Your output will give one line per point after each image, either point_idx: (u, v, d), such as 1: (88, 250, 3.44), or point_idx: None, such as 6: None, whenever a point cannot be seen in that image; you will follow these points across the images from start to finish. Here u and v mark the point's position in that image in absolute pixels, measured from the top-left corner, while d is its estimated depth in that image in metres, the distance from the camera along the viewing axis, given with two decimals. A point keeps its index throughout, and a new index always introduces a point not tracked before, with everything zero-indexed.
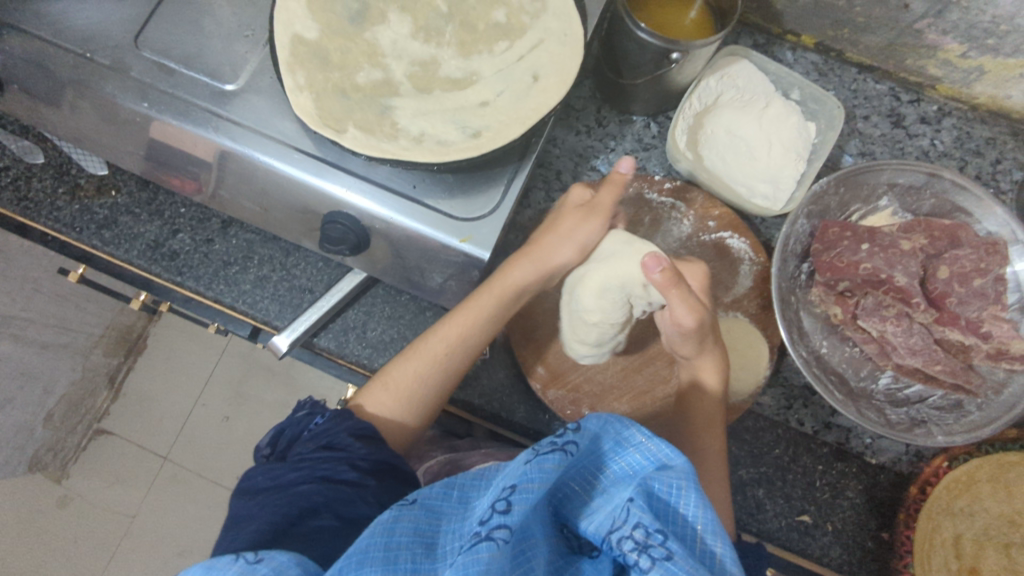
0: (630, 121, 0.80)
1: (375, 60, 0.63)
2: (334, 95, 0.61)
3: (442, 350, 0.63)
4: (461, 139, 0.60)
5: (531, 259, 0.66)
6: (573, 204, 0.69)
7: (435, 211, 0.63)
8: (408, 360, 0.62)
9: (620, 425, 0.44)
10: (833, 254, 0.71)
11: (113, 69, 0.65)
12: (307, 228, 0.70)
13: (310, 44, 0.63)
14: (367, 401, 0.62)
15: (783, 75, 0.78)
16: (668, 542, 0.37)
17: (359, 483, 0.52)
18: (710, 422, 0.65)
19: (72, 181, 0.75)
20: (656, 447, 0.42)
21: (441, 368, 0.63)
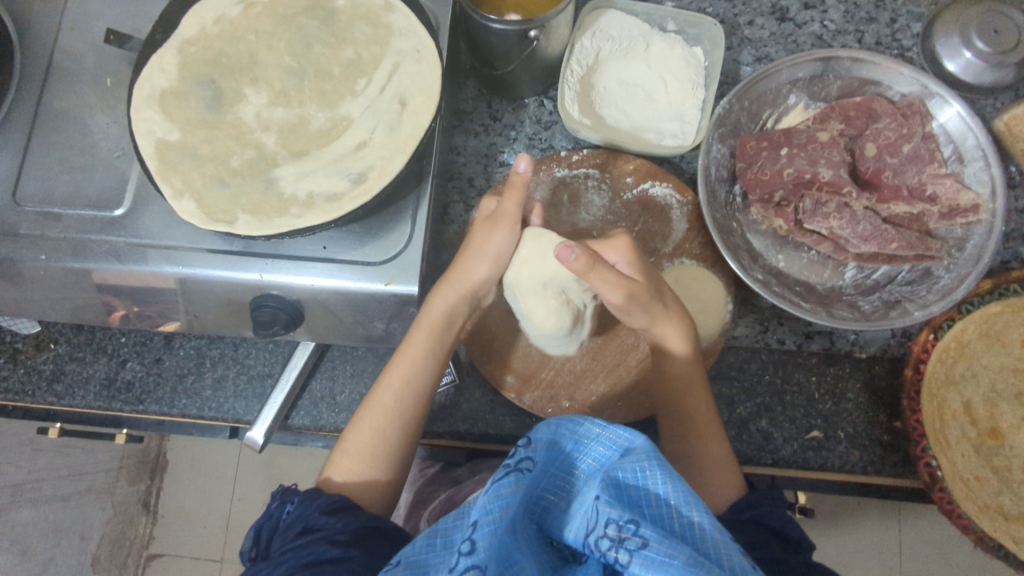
0: (522, 105, 0.78)
1: (244, 140, 0.62)
2: (216, 189, 0.60)
3: (391, 401, 0.62)
4: (349, 189, 0.59)
5: (452, 288, 0.64)
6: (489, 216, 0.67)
7: (351, 264, 0.62)
8: (361, 421, 0.61)
9: (573, 425, 0.47)
10: (756, 169, 0.69)
11: (2, 234, 0.64)
12: (242, 320, 0.69)
13: (175, 146, 0.62)
14: (335, 473, 0.60)
15: (653, 11, 0.76)
16: (640, 529, 0.39)
17: (345, 557, 0.50)
18: (693, 382, 0.63)
19: (8, 348, 0.74)
20: (615, 435, 0.45)
21: (399, 415, 0.61)
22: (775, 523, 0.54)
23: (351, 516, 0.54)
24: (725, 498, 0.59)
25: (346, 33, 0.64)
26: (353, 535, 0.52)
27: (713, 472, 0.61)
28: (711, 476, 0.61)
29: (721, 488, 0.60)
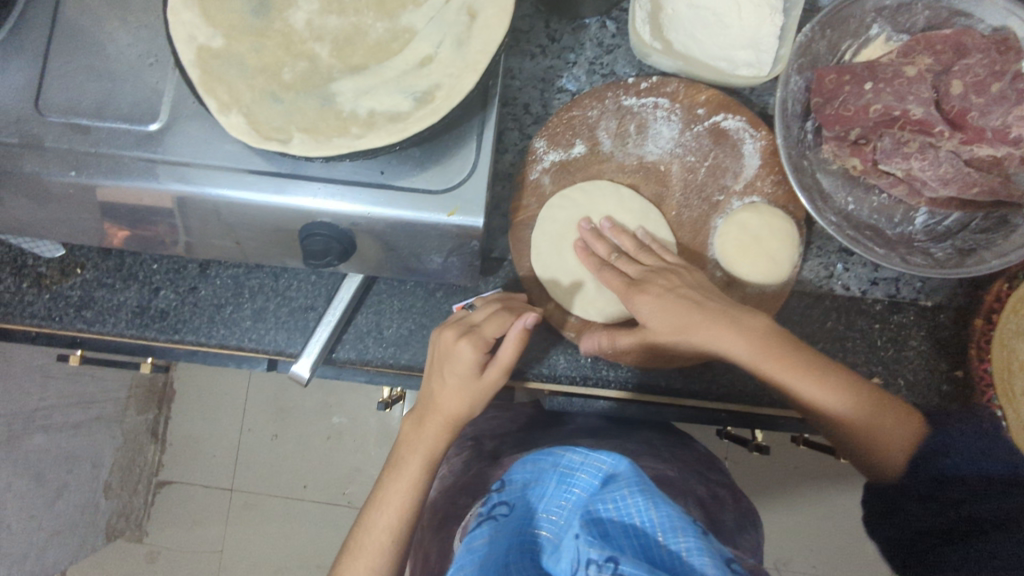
0: (583, 26, 0.72)
1: (294, 51, 0.57)
2: (268, 104, 0.55)
3: (388, 539, 0.59)
4: (415, 108, 0.55)
5: (436, 419, 0.62)
6: (474, 371, 0.61)
7: (411, 191, 0.58)
8: (355, 560, 0.59)
9: (557, 457, 0.52)
10: (837, 104, 0.65)
11: (25, 146, 0.59)
12: (288, 249, 0.65)
13: (219, 54, 0.56)
14: None
15: None
16: (620, 569, 0.38)
17: None
18: (772, 369, 0.58)
19: (32, 272, 0.70)
20: (598, 460, 0.49)
21: (394, 539, 0.59)
22: (961, 469, 0.55)
23: None
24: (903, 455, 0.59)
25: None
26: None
27: (885, 452, 0.59)
28: (877, 452, 0.59)
29: (909, 444, 0.59)
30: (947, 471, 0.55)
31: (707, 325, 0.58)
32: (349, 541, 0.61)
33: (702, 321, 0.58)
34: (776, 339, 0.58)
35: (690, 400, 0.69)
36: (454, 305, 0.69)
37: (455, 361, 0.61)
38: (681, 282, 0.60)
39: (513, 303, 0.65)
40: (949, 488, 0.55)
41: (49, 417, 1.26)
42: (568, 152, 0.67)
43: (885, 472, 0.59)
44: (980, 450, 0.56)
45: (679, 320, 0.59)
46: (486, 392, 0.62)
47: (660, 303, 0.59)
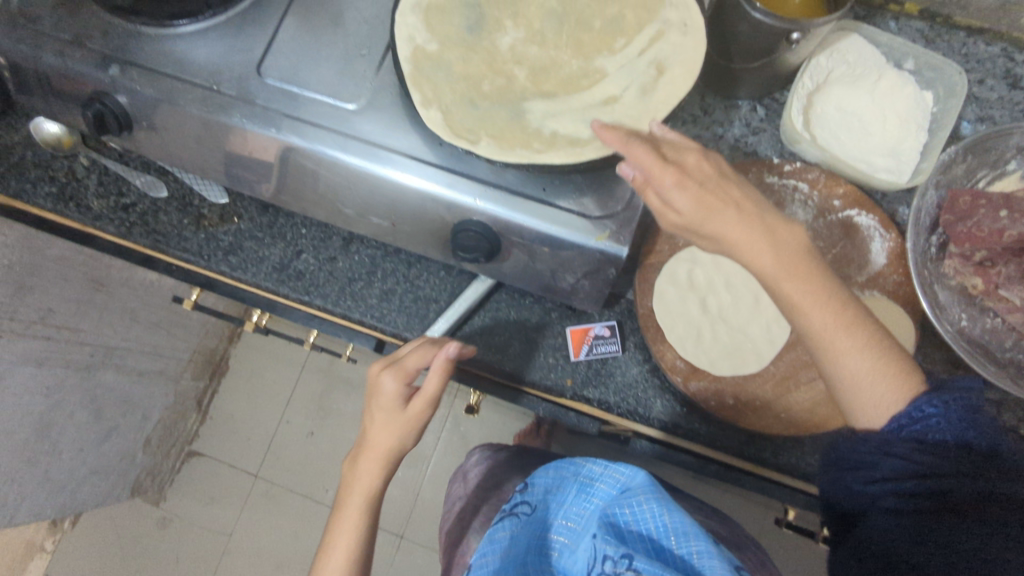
0: (735, 106, 0.79)
1: (496, 67, 0.64)
2: (465, 108, 0.62)
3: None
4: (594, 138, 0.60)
5: (373, 457, 0.69)
6: (398, 405, 0.67)
7: (566, 211, 0.63)
8: None
9: (572, 466, 0.66)
10: (970, 224, 0.68)
11: (239, 98, 0.67)
12: (435, 239, 0.70)
13: (431, 57, 0.63)
14: None
15: (897, 44, 0.76)
16: (632, 562, 0.48)
17: None
18: (792, 289, 0.56)
19: (195, 212, 0.78)
20: (616, 475, 0.59)
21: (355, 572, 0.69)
22: (941, 435, 0.52)
23: None
24: (901, 399, 0.55)
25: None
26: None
27: (865, 385, 0.56)
28: (860, 372, 0.56)
29: (901, 381, 0.55)
30: (927, 435, 0.53)
31: (736, 226, 0.55)
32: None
33: (733, 220, 0.56)
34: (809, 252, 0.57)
35: (774, 473, 0.69)
36: (570, 327, 0.73)
37: (382, 398, 0.68)
38: (721, 185, 0.56)
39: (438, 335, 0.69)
40: (932, 458, 0.52)
41: (123, 357, 1.31)
42: None
43: (869, 405, 0.56)
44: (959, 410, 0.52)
45: (712, 215, 0.55)
46: (415, 425, 0.68)
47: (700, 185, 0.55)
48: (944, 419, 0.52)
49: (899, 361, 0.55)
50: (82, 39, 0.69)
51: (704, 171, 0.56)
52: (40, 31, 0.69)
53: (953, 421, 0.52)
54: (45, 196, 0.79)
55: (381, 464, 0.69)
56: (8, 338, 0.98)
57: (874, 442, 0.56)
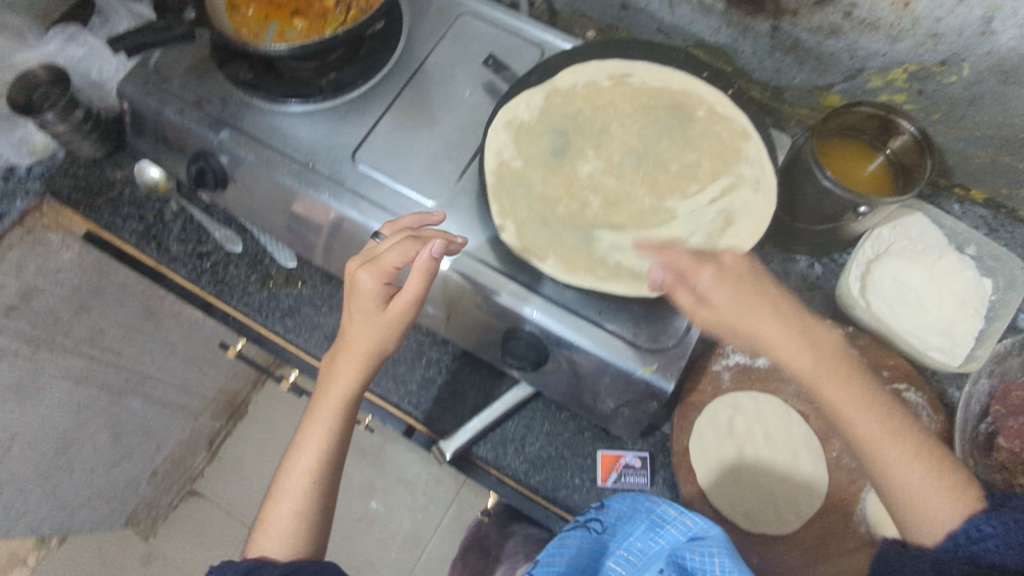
0: (793, 259, 0.81)
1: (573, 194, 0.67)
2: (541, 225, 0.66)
3: (309, 482, 0.65)
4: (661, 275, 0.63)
5: (350, 359, 0.65)
6: (371, 311, 0.62)
7: (618, 338, 0.64)
8: (282, 504, 0.64)
9: (650, 502, 0.60)
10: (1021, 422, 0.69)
11: (330, 179, 0.71)
12: (484, 338, 0.72)
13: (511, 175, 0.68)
14: (256, 549, 0.64)
15: (960, 230, 0.77)
16: None
17: None
18: (830, 390, 0.57)
19: (263, 270, 0.82)
20: (688, 520, 0.56)
21: (312, 495, 0.65)
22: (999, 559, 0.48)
23: None
24: (958, 516, 0.52)
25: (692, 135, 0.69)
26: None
27: (920, 498, 0.53)
28: (914, 489, 0.54)
29: (956, 494, 0.53)
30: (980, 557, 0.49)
31: (774, 322, 0.57)
32: (265, 508, 0.66)
33: (773, 319, 0.57)
34: (848, 360, 0.58)
35: None
36: (600, 451, 0.73)
37: (359, 301, 0.62)
38: (757, 280, 0.59)
39: (420, 232, 0.63)
40: None
41: (153, 387, 1.33)
42: (752, 359, 0.72)
43: (921, 518, 0.53)
44: (1017, 532, 0.48)
45: (750, 313, 0.57)
46: (390, 330, 0.63)
47: (738, 287, 0.57)
48: (1001, 540, 0.49)
49: (952, 473, 0.54)
50: (202, 102, 0.75)
51: (740, 267, 0.59)
52: (167, 89, 0.76)
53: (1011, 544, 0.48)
54: (132, 231, 0.84)
55: (356, 368, 0.65)
56: (56, 353, 1.01)
57: (926, 562, 0.53)
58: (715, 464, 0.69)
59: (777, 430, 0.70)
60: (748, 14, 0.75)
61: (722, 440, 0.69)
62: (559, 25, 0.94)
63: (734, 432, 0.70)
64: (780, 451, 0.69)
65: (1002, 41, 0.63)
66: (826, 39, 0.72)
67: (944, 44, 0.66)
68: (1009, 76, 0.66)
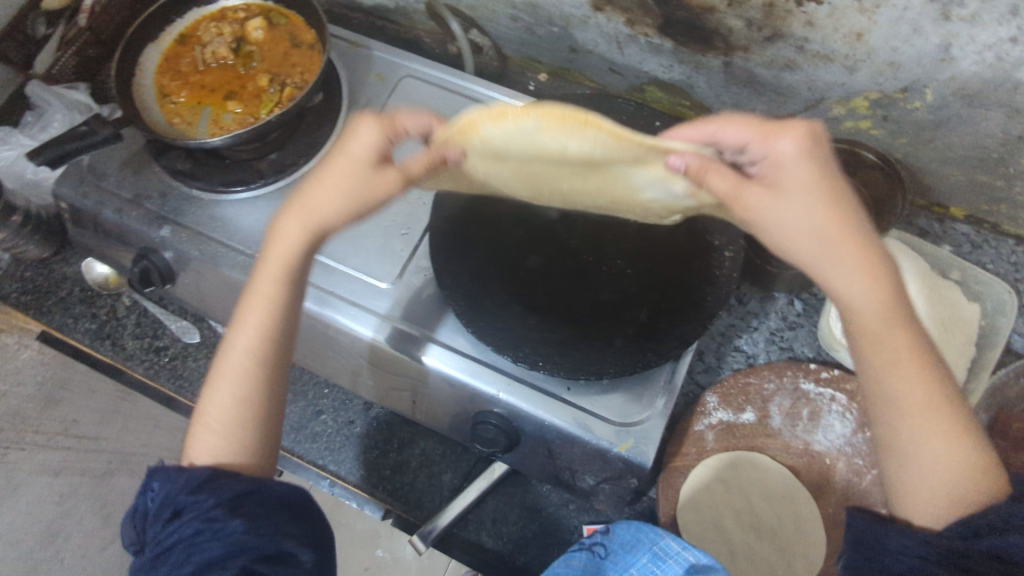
0: (772, 297, 0.78)
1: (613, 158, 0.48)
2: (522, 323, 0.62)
3: (254, 356, 0.51)
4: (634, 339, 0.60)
5: (299, 212, 0.50)
6: (365, 169, 0.48)
7: (589, 414, 0.61)
8: (221, 386, 0.51)
9: (653, 535, 0.59)
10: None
11: None
12: (453, 421, 0.69)
13: (498, 114, 0.47)
14: (193, 449, 0.50)
15: (941, 256, 0.74)
16: None
17: (223, 522, 0.45)
18: (893, 330, 0.44)
19: None
20: (691, 556, 0.56)
21: (257, 382, 0.51)
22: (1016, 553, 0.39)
23: (220, 486, 0.47)
24: (976, 500, 0.44)
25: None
26: (230, 508, 0.46)
27: (938, 473, 0.44)
28: (933, 461, 0.44)
29: (977, 476, 0.44)
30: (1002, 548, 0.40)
31: (851, 238, 0.44)
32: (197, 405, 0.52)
33: (847, 247, 0.44)
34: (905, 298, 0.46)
35: None
36: (587, 524, 0.70)
37: (349, 159, 0.48)
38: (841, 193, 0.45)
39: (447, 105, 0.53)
40: None
41: None
42: (736, 416, 0.69)
43: (933, 496, 0.44)
44: None
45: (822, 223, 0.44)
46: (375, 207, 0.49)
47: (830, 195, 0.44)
48: None
49: (976, 451, 0.45)
50: (141, 198, 0.72)
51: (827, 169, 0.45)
52: (104, 188, 0.73)
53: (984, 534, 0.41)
54: (85, 331, 0.83)
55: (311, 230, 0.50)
56: None
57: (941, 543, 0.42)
58: (707, 532, 0.65)
59: (769, 494, 0.66)
60: (698, 53, 0.72)
61: (713, 507, 0.66)
62: (510, 71, 0.91)
63: (725, 496, 0.66)
64: (774, 513, 0.65)
65: (963, 66, 0.60)
66: (782, 72, 0.69)
67: (903, 72, 0.63)
68: (974, 100, 0.63)
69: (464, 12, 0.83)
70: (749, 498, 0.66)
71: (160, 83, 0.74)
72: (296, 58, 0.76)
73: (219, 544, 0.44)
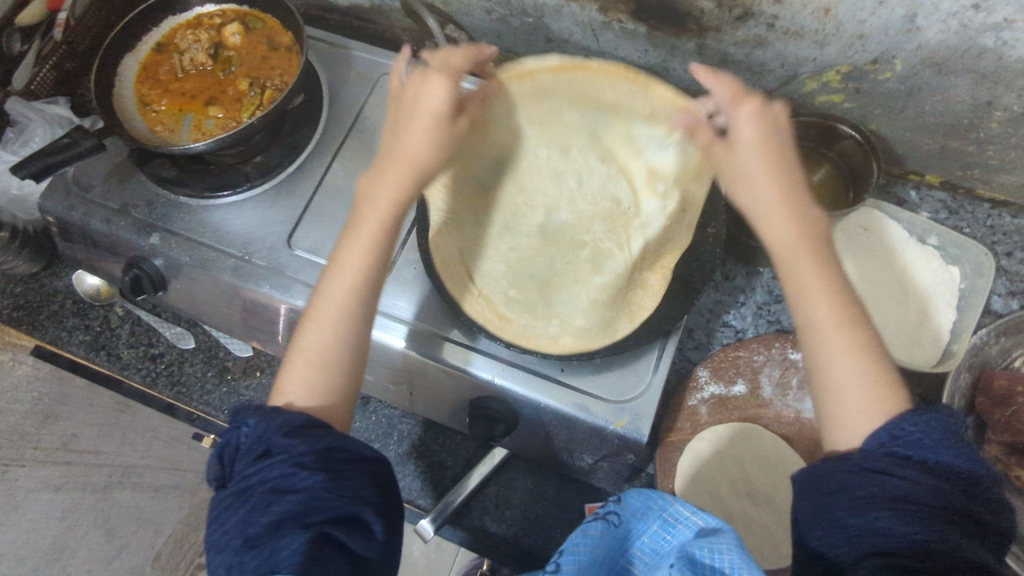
0: (757, 272, 0.79)
1: (634, 108, 0.49)
2: (497, 276, 0.61)
3: (348, 298, 0.52)
4: (626, 313, 0.61)
5: (398, 159, 0.51)
6: (438, 117, 0.50)
7: (583, 394, 0.62)
8: (318, 327, 0.52)
9: (662, 501, 0.54)
10: (1008, 414, 0.65)
11: (269, 269, 0.69)
12: (451, 410, 0.70)
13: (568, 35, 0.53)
14: (284, 390, 0.51)
15: (918, 222, 0.76)
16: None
17: (307, 479, 0.44)
18: (805, 262, 0.47)
19: (219, 364, 0.83)
20: (698, 519, 0.50)
21: (353, 327, 0.52)
22: (943, 462, 0.40)
23: (315, 434, 0.46)
24: (873, 422, 0.44)
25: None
26: (319, 456, 0.45)
27: (845, 396, 0.46)
28: (840, 382, 0.46)
29: (880, 408, 0.45)
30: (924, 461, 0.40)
31: (778, 180, 0.48)
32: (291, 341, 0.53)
33: (772, 186, 0.47)
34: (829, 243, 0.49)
35: None
36: (587, 504, 0.71)
37: (422, 107, 0.50)
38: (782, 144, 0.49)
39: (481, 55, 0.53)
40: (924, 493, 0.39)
41: None
42: (727, 388, 0.70)
43: (840, 419, 0.45)
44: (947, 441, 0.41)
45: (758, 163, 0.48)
46: (434, 160, 0.50)
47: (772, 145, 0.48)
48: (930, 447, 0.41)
49: (895, 392, 0.46)
50: (128, 208, 0.73)
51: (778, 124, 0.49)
52: (90, 199, 0.73)
53: (935, 443, 0.41)
54: (79, 342, 0.83)
55: (409, 174, 0.51)
56: None
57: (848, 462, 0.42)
58: (706, 505, 0.66)
59: (763, 463, 0.67)
60: (671, 35, 0.73)
61: (709, 480, 0.67)
62: None
63: (720, 469, 0.67)
64: (768, 483, 0.67)
65: (929, 35, 0.61)
66: (754, 50, 0.70)
67: (872, 43, 0.64)
68: (942, 67, 0.64)
69: (440, 8, 0.84)
70: (743, 468, 0.68)
71: (140, 93, 0.74)
72: (274, 60, 0.76)
73: (302, 496, 0.44)
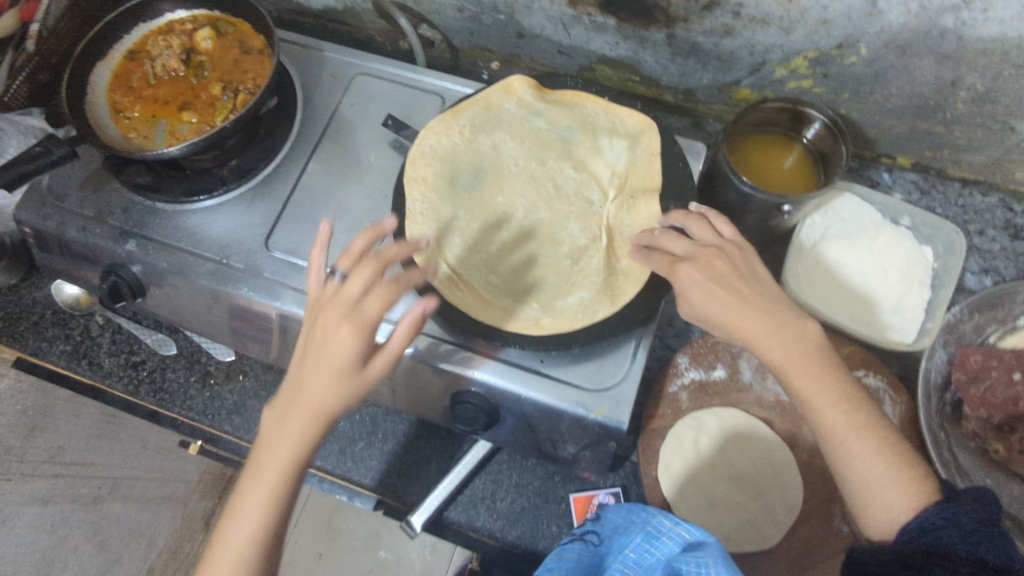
0: None
1: (600, 123, 0.71)
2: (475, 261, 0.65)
3: (267, 505, 0.50)
4: (603, 300, 0.62)
5: (301, 407, 0.51)
6: (356, 356, 0.51)
7: (563, 384, 0.63)
8: (231, 536, 0.50)
9: (646, 515, 0.59)
10: (983, 388, 0.66)
11: (247, 272, 0.69)
12: (434, 406, 0.70)
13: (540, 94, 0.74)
14: None
15: (890, 203, 0.77)
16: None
17: None
18: (799, 382, 0.53)
19: (201, 369, 0.83)
20: (683, 531, 0.55)
21: (272, 507, 0.50)
22: (953, 547, 0.46)
23: None
24: (905, 513, 0.50)
25: (588, 163, 0.70)
26: None
27: (876, 489, 0.51)
28: (863, 480, 0.52)
29: (909, 490, 0.51)
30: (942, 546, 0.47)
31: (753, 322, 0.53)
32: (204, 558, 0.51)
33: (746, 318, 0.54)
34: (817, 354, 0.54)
35: None
36: (572, 494, 0.71)
37: (334, 325, 0.52)
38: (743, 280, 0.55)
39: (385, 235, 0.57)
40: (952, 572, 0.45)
41: None
42: (707, 373, 0.71)
43: (873, 515, 0.51)
44: (974, 523, 0.47)
45: (724, 304, 0.54)
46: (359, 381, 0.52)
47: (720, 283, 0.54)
48: (957, 532, 0.47)
49: (910, 470, 0.52)
50: (103, 215, 0.72)
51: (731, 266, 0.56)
52: (66, 208, 0.73)
53: (966, 534, 0.46)
54: (59, 353, 0.83)
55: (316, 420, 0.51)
56: None
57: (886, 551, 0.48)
58: (688, 490, 0.66)
59: (743, 446, 0.68)
60: (641, 27, 0.73)
61: (691, 466, 0.67)
62: (462, 61, 0.92)
63: (702, 456, 0.68)
64: (750, 465, 0.68)
65: (891, 18, 0.62)
66: (722, 39, 0.71)
67: (836, 28, 0.65)
68: (906, 49, 0.65)
69: (412, 8, 0.84)
70: (724, 453, 0.68)
71: (112, 100, 0.74)
72: (246, 64, 0.77)
73: None
